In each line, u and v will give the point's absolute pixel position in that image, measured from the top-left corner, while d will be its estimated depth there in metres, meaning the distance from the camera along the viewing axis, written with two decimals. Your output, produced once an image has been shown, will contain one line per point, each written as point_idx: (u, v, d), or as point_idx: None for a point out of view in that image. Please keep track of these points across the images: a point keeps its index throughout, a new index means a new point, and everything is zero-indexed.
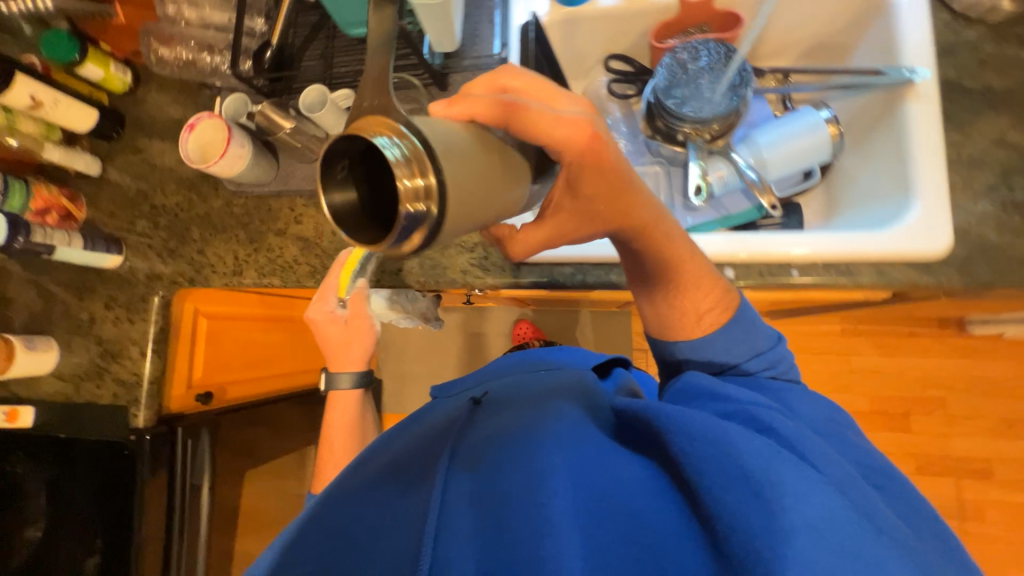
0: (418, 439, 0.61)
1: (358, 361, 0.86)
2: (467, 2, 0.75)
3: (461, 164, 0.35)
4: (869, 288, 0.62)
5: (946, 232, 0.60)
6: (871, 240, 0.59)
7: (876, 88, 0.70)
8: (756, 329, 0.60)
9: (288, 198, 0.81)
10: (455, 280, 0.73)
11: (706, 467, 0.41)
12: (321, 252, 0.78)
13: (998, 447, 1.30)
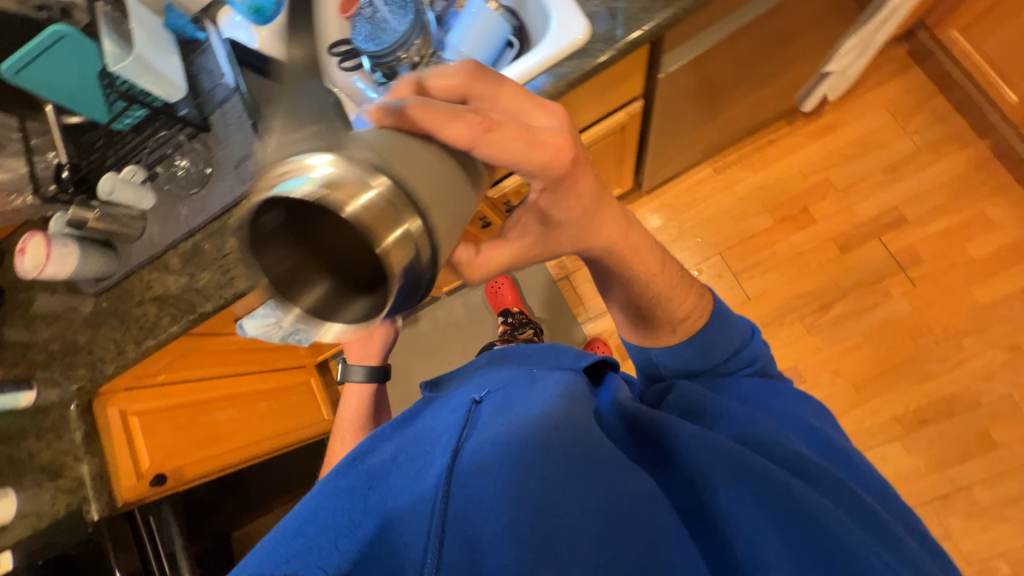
0: (424, 440, 0.63)
1: (375, 357, 0.92)
2: (194, 61, 0.89)
3: (432, 187, 0.37)
4: (561, 94, 0.70)
5: (580, 19, 0.69)
6: (535, 57, 0.69)
7: None
8: (740, 342, 0.68)
9: (136, 275, 0.90)
10: None
11: (746, 501, 0.47)
12: (173, 301, 0.87)
13: (895, 192, 1.36)
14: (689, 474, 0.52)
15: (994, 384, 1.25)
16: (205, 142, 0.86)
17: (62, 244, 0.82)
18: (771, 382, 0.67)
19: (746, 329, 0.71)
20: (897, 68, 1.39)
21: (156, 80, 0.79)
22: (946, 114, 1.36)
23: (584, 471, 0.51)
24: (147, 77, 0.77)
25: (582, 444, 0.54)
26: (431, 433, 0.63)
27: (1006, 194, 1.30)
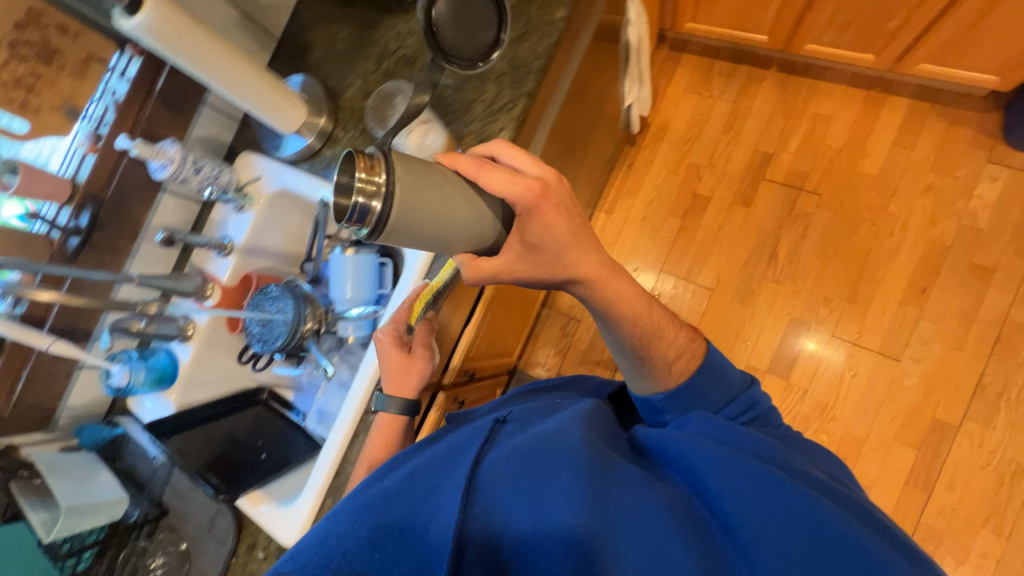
0: (446, 457, 0.60)
1: (412, 390, 0.76)
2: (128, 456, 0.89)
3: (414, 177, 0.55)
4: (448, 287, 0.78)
5: None
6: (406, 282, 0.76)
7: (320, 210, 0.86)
8: (751, 382, 0.73)
9: None
10: None
11: (768, 502, 0.47)
12: None
13: (744, 139, 1.52)
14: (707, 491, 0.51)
15: (943, 223, 1.31)
16: (174, 524, 0.83)
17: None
18: (783, 431, 0.68)
19: (745, 378, 0.73)
20: (672, 64, 1.63)
21: (96, 509, 0.76)
22: (731, 69, 1.57)
23: (608, 475, 0.51)
24: (85, 511, 0.74)
25: (607, 459, 0.54)
26: (453, 450, 0.60)
27: (820, 89, 1.47)
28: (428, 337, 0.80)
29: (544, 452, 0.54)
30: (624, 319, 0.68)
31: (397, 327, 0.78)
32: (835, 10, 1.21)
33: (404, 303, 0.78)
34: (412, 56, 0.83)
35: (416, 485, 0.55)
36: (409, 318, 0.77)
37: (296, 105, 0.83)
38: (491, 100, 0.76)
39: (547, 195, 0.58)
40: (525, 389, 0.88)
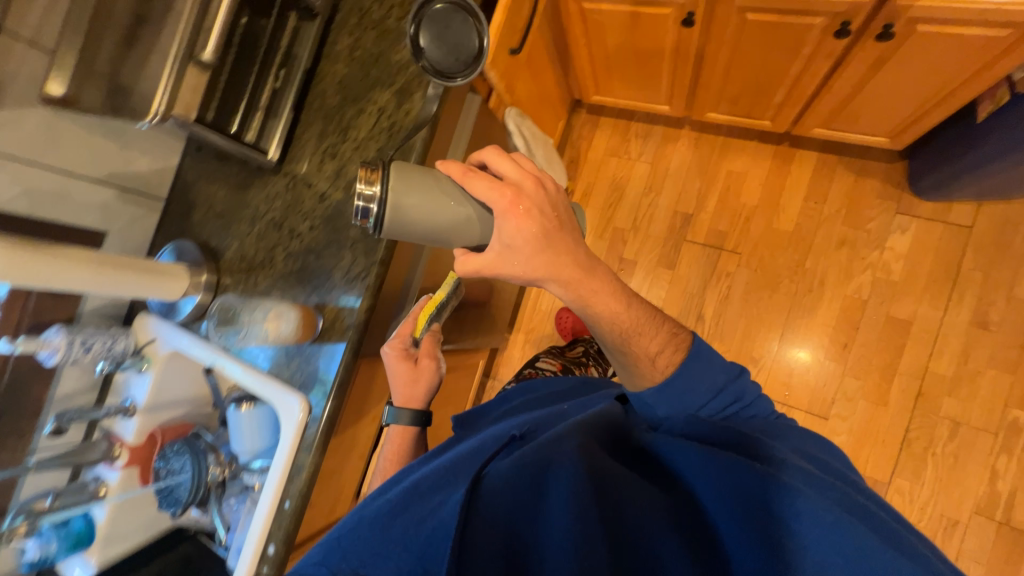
0: (456, 478, 0.59)
1: (420, 400, 0.86)
2: None
3: (405, 186, 0.61)
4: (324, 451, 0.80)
5: (292, 399, 0.79)
6: (279, 450, 0.78)
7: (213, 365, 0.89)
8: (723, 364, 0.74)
9: None
10: None
11: (769, 503, 0.52)
12: None
13: (663, 201, 1.54)
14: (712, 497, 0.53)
15: (859, 277, 1.32)
16: None
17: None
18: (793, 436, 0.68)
19: (736, 369, 0.70)
20: (588, 128, 1.64)
21: None
22: (646, 130, 1.59)
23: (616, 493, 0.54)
24: None
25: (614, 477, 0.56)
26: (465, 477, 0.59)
27: (733, 146, 1.48)
28: (433, 347, 0.87)
29: (553, 472, 0.55)
30: (599, 318, 0.65)
31: (403, 341, 0.85)
32: (721, 89, 1.21)
33: (407, 318, 0.86)
34: (280, 219, 0.87)
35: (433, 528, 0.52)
36: (412, 333, 0.85)
37: (176, 276, 0.88)
38: (347, 268, 0.80)
39: (515, 206, 0.58)
40: (521, 385, 0.97)
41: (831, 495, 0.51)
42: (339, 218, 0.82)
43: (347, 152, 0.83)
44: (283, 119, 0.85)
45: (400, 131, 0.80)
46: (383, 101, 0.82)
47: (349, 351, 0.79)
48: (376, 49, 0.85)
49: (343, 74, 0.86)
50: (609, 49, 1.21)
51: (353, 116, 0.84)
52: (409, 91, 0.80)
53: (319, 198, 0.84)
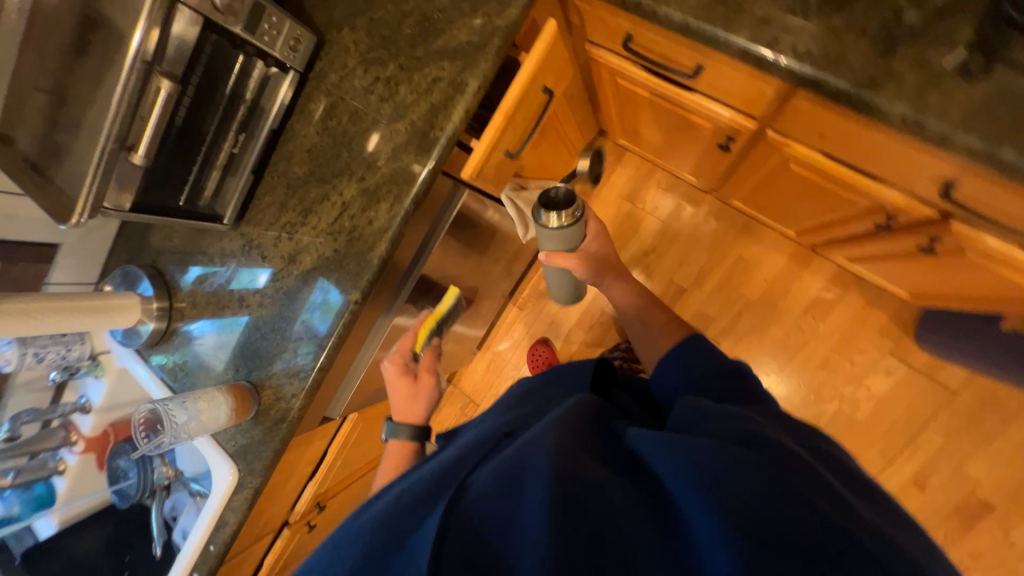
0: (438, 464, 0.53)
1: (422, 418, 0.73)
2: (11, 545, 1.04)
3: (561, 236, 0.80)
4: (246, 516, 0.86)
5: (225, 467, 0.83)
6: (206, 508, 0.85)
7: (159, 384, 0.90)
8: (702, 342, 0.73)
9: None
10: None
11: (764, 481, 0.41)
12: None
13: (664, 266, 1.45)
14: (720, 490, 0.40)
15: (824, 404, 1.30)
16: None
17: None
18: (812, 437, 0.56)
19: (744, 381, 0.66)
20: (610, 161, 1.48)
21: None
22: (670, 183, 1.44)
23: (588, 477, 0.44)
24: None
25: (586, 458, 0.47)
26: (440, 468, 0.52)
27: (753, 232, 1.37)
28: (434, 362, 0.78)
29: (520, 456, 0.46)
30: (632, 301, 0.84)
31: (404, 354, 0.77)
32: (752, 193, 1.07)
33: (406, 332, 0.79)
34: (232, 284, 0.85)
35: (396, 520, 0.46)
36: (414, 348, 0.79)
37: (127, 309, 0.87)
38: (287, 363, 0.79)
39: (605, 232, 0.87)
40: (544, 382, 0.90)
41: (825, 507, 0.40)
42: (287, 307, 0.79)
43: (304, 239, 0.77)
44: (240, 185, 0.77)
45: (360, 241, 0.73)
46: (348, 195, 0.73)
47: (278, 441, 0.81)
48: (351, 126, 0.73)
49: (312, 143, 0.76)
50: (643, 118, 1.05)
51: (316, 199, 0.76)
52: (376, 198, 0.71)
53: (271, 277, 0.80)
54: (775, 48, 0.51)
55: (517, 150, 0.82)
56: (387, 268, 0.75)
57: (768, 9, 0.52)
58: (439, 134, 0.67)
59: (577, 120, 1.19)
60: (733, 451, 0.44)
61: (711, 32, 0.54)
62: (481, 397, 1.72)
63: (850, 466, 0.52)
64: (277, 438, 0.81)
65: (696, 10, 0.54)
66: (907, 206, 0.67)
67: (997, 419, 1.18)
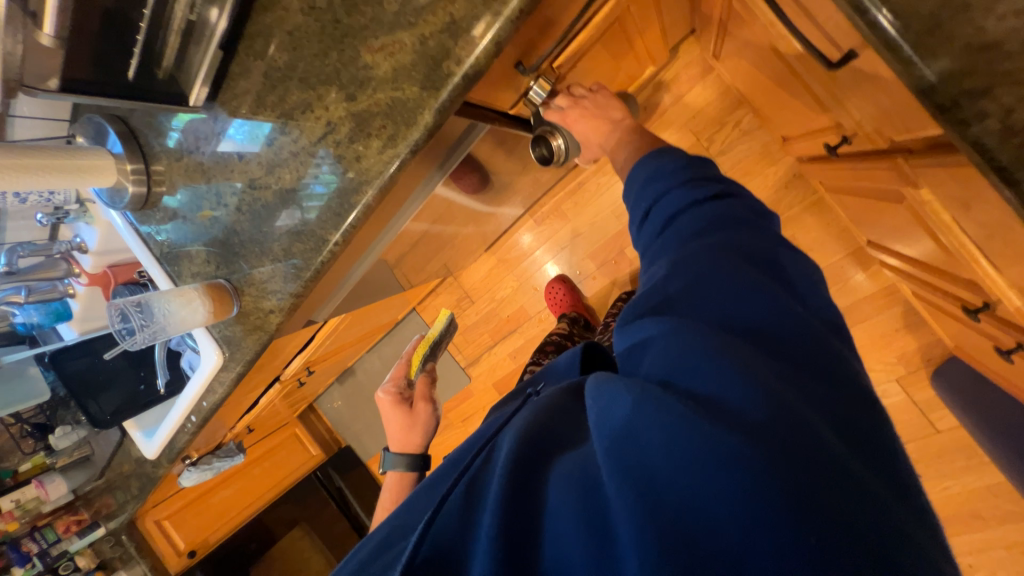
0: (434, 478, 0.50)
1: (417, 445, 0.74)
2: (41, 338, 1.17)
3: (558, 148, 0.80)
4: (234, 389, 0.94)
5: (212, 349, 0.88)
6: (198, 375, 0.93)
7: (150, 249, 0.89)
8: (713, 183, 0.54)
9: (114, 464, 1.37)
10: (158, 468, 1.24)
11: (721, 455, 0.32)
12: (127, 482, 1.36)
13: None
14: (651, 466, 0.34)
15: None
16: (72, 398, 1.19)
17: (8, 498, 1.26)
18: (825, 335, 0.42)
19: (762, 243, 0.48)
20: (692, 76, 1.17)
21: (10, 385, 1.11)
22: (751, 126, 1.18)
23: (526, 470, 0.40)
24: (5, 384, 1.11)
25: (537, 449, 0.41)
26: (436, 481, 0.49)
27: (820, 213, 1.18)
28: (429, 389, 0.78)
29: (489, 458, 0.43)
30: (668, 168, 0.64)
31: (398, 382, 0.78)
32: (842, 187, 0.87)
33: (399, 361, 0.80)
34: (209, 173, 0.76)
35: (392, 548, 0.44)
36: (408, 374, 0.79)
37: (102, 172, 0.77)
38: (266, 278, 0.76)
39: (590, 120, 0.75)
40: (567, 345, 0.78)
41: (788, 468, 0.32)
42: (265, 219, 0.72)
43: (281, 151, 0.65)
44: (209, 66, 0.61)
45: (343, 176, 0.61)
46: (334, 113, 0.59)
47: (258, 345, 0.82)
48: (344, 17, 0.54)
49: (296, 26, 0.58)
50: (751, 54, 0.79)
51: (297, 106, 0.61)
52: (367, 130, 0.57)
53: (247, 182, 0.71)
54: (976, 105, 0.33)
55: (528, 68, 0.59)
56: (376, 211, 0.64)
57: (1010, 28, 0.32)
58: (455, 69, 0.49)
59: (666, 22, 0.90)
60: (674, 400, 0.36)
61: (891, 44, 0.34)
62: (477, 295, 1.73)
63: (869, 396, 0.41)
64: (257, 343, 0.82)
65: None
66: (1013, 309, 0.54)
67: (960, 463, 1.21)
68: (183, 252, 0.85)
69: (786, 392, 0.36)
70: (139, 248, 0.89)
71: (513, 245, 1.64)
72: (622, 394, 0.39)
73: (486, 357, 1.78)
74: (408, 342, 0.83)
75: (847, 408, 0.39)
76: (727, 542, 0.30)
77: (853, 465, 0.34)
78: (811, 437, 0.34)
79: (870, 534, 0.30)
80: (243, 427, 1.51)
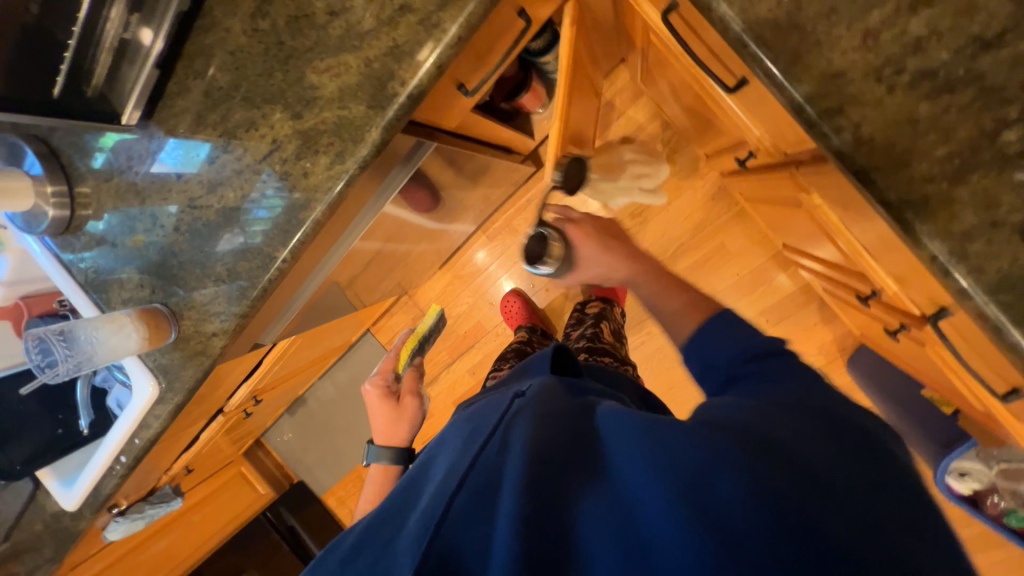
0: (407, 478, 0.47)
1: (403, 438, 0.74)
2: None
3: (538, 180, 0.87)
4: (171, 422, 0.88)
5: (145, 380, 0.82)
6: (130, 409, 0.86)
7: (72, 276, 0.83)
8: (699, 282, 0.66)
9: (24, 524, 1.21)
10: (80, 522, 1.11)
11: (763, 491, 0.35)
12: (40, 542, 1.20)
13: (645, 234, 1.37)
14: (702, 495, 0.35)
15: None
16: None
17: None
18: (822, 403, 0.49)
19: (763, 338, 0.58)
20: (623, 101, 1.28)
21: None
22: (679, 145, 1.30)
23: (548, 489, 0.38)
24: None
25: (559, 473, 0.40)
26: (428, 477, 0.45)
27: (742, 222, 1.31)
28: (417, 383, 0.80)
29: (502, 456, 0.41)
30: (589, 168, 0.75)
31: (385, 376, 0.80)
32: (757, 196, 0.98)
33: (388, 353, 0.84)
34: (142, 192, 0.73)
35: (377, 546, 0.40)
36: (395, 368, 0.82)
37: (17, 194, 0.72)
38: (208, 300, 0.73)
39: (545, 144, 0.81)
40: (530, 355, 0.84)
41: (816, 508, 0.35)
42: (207, 239, 0.70)
43: (227, 169, 0.64)
44: (144, 85, 0.61)
45: (293, 194, 0.61)
46: (281, 131, 0.59)
47: (198, 371, 0.78)
48: (288, 39, 0.56)
49: (238, 48, 0.59)
50: (670, 81, 0.88)
51: (241, 124, 0.61)
52: (313, 148, 0.58)
53: (188, 202, 0.69)
54: (835, 120, 0.41)
55: (471, 89, 0.64)
56: (327, 226, 0.64)
57: (851, 60, 0.40)
58: (400, 90, 0.52)
59: (595, 52, 0.98)
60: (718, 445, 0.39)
61: (766, 70, 0.41)
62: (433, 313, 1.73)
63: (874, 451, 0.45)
64: (196, 369, 0.78)
65: (763, 29, 0.41)
66: (895, 295, 0.64)
67: None
68: (111, 277, 0.80)
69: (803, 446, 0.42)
70: (59, 274, 0.83)
71: (466, 263, 1.67)
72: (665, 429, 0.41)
73: (445, 375, 1.77)
74: (396, 337, 0.86)
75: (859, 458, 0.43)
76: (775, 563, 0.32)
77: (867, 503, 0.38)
78: (826, 478, 0.38)
79: (879, 545, 0.35)
80: (180, 468, 1.39)
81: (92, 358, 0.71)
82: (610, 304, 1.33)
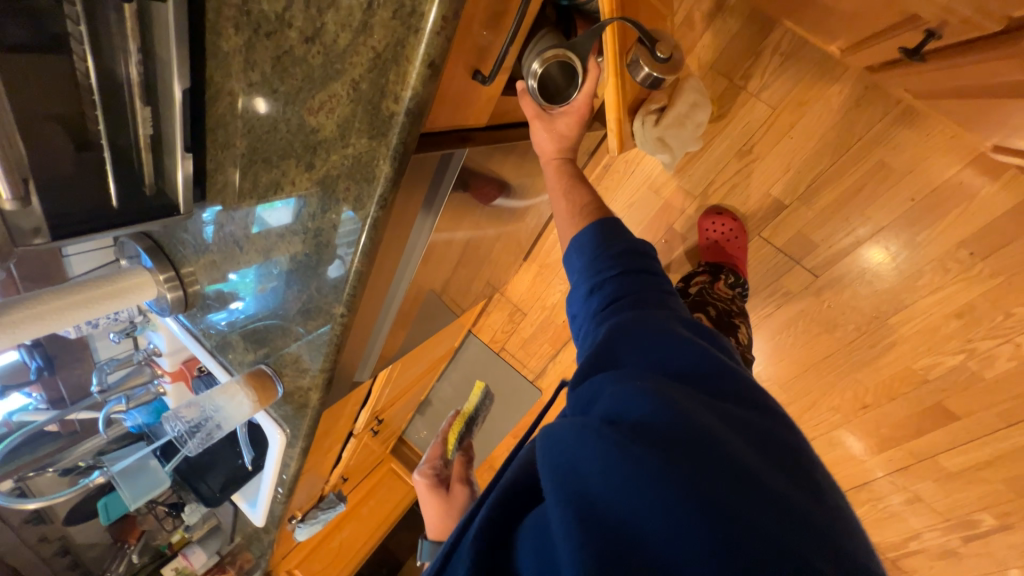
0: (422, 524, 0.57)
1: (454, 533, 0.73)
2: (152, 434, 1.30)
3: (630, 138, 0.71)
4: (305, 459, 0.96)
5: (274, 429, 0.90)
6: (272, 453, 0.96)
7: (204, 342, 0.94)
8: (641, 251, 0.66)
9: (238, 530, 1.50)
10: (271, 532, 1.34)
11: (636, 471, 0.38)
12: (254, 545, 1.48)
13: (762, 174, 1.09)
14: (589, 492, 0.39)
15: (942, 357, 1.07)
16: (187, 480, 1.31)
17: (168, 568, 1.46)
18: (730, 380, 0.51)
19: (685, 311, 0.59)
20: (706, 11, 0.98)
21: (141, 469, 1.18)
22: (796, 44, 0.96)
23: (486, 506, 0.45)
24: (134, 471, 1.17)
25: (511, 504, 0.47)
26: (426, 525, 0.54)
27: (912, 124, 0.94)
28: (465, 470, 0.78)
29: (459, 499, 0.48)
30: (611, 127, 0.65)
31: (435, 464, 0.79)
32: (944, 89, 0.66)
33: (435, 439, 0.82)
34: (223, 266, 0.77)
35: None
36: (444, 453, 0.82)
37: (141, 288, 0.81)
38: (296, 357, 0.75)
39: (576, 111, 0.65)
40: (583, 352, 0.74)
41: (692, 479, 0.38)
42: (278, 303, 0.71)
43: (271, 235, 0.64)
44: (183, 172, 0.61)
45: (326, 252, 0.58)
46: (301, 188, 0.55)
47: (308, 419, 0.83)
48: (279, 84, 0.49)
49: (243, 108, 0.55)
50: None
51: (268, 187, 0.58)
52: (333, 197, 0.52)
53: (257, 271, 0.70)
54: None
55: (489, 74, 0.50)
56: (373, 274, 0.60)
57: None
58: (395, 107, 0.42)
59: None
60: (609, 429, 0.42)
61: None
62: (528, 307, 1.67)
63: (769, 424, 0.48)
64: (306, 418, 0.83)
65: None
66: None
67: None
68: (228, 343, 0.89)
69: (703, 419, 0.43)
70: (195, 340, 0.95)
71: (552, 248, 1.54)
72: (563, 424, 0.45)
73: (552, 366, 1.72)
74: (443, 422, 0.85)
75: (750, 432, 0.46)
76: (648, 544, 0.35)
77: (752, 472, 0.40)
78: (717, 453, 0.40)
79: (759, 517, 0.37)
80: (338, 477, 1.59)
81: (217, 419, 0.78)
82: (721, 269, 1.13)
